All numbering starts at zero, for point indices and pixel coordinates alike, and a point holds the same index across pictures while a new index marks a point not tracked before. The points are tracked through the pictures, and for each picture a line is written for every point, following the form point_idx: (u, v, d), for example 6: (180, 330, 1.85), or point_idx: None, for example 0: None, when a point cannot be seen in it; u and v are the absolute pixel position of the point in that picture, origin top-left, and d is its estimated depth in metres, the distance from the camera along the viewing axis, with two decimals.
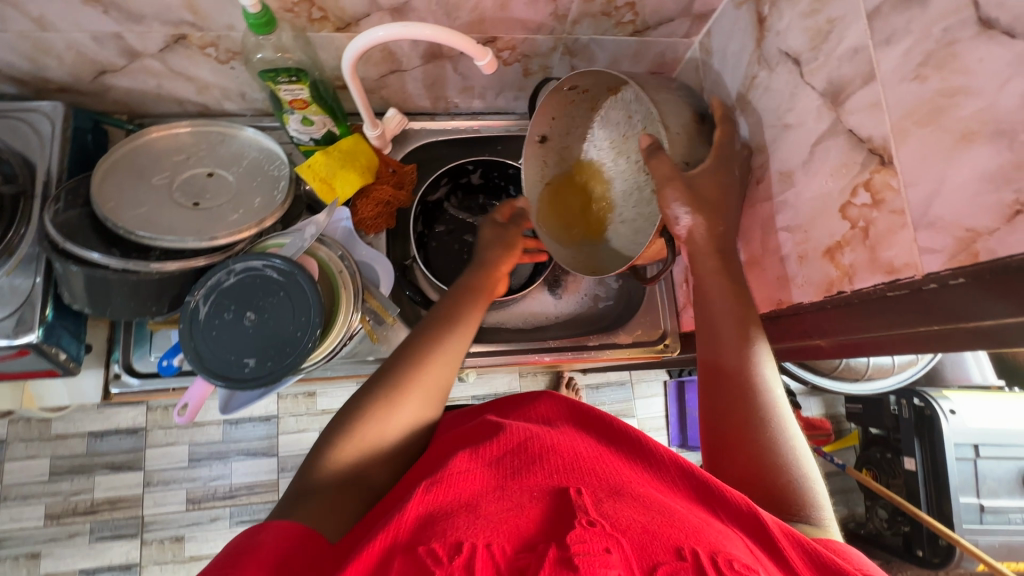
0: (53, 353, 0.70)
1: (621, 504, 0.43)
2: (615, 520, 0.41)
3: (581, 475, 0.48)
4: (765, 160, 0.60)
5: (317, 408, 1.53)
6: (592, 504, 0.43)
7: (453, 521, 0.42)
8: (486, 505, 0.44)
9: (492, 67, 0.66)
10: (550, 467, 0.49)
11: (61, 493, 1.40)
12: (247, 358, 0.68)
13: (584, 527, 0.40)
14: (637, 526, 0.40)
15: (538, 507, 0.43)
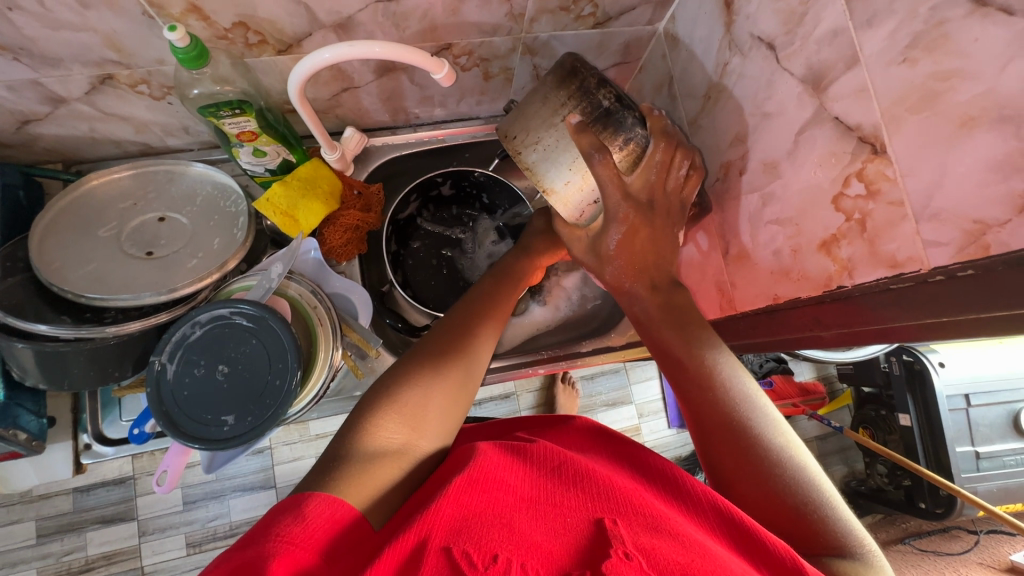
0: (14, 434, 0.64)
1: (658, 543, 0.42)
2: (653, 568, 0.39)
3: (617, 505, 0.46)
4: (747, 150, 0.57)
5: (311, 434, 1.49)
6: (630, 535, 0.43)
7: (488, 536, 0.42)
8: (522, 522, 0.44)
9: (451, 79, 0.63)
10: (585, 496, 0.48)
11: (52, 556, 1.34)
12: (226, 416, 0.64)
13: (619, 569, 0.39)
14: (674, 570, 0.39)
15: (575, 546, 0.42)
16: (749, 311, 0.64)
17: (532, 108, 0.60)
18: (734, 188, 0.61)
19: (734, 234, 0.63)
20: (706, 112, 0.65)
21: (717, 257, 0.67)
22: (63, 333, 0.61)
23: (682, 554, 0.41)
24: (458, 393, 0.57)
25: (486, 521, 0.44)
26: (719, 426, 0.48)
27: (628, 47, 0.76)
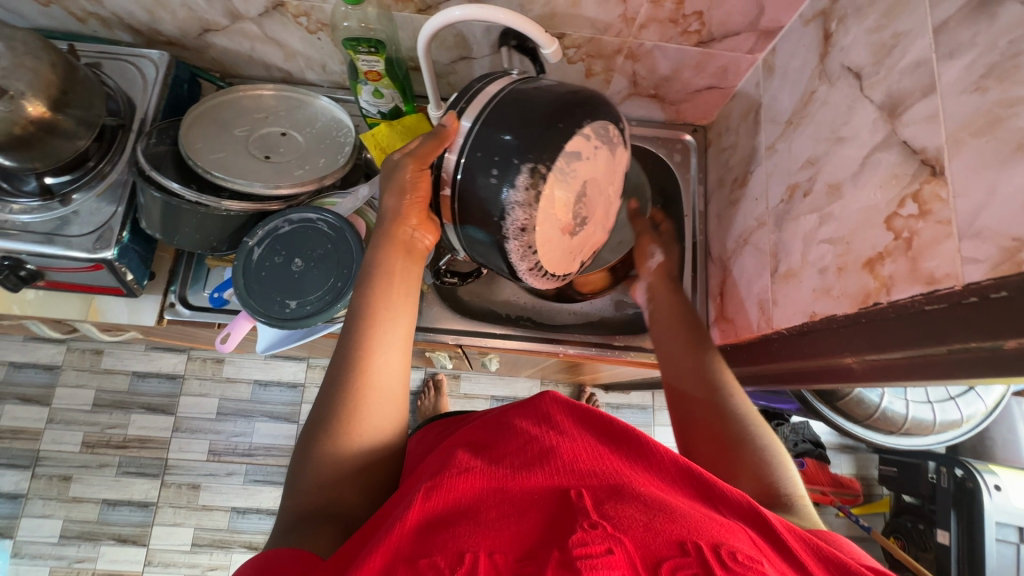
0: (123, 272, 0.76)
1: (622, 496, 0.44)
2: (616, 515, 0.42)
3: (580, 471, 0.48)
4: (816, 173, 0.60)
5: None
6: (593, 504, 0.44)
7: (459, 529, 0.41)
8: (489, 513, 0.43)
9: (559, 56, 0.69)
10: (545, 468, 0.49)
11: (100, 425, 1.50)
12: (289, 300, 0.73)
13: (586, 525, 0.41)
14: (639, 530, 0.40)
15: (537, 507, 0.44)
16: (786, 330, 0.65)
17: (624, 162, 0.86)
18: (796, 208, 0.64)
19: (786, 254, 0.65)
20: (786, 137, 0.68)
21: (766, 276, 0.69)
22: (189, 195, 0.73)
23: (647, 504, 0.43)
24: (380, 440, 0.56)
25: (454, 516, 0.43)
26: (710, 421, 0.61)
27: (725, 72, 0.81)
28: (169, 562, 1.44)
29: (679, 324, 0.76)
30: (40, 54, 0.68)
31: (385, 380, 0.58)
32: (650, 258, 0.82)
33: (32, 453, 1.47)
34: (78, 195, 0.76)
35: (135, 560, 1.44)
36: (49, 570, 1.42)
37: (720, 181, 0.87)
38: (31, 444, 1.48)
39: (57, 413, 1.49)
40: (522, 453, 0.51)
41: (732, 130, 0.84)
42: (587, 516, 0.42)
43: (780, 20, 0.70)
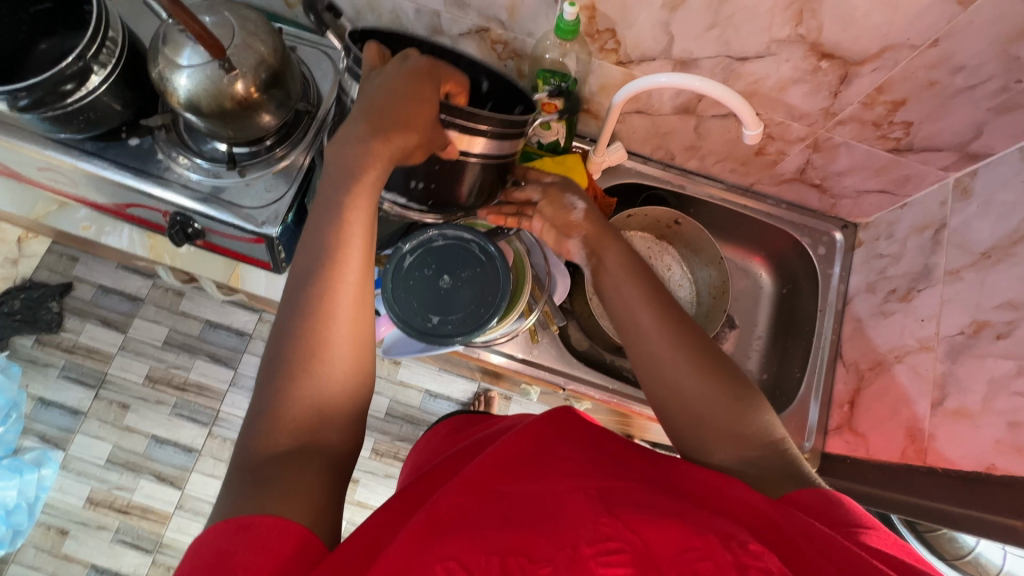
0: (278, 250, 0.79)
1: (630, 497, 0.45)
2: (625, 513, 0.43)
3: (583, 473, 0.48)
4: (1019, 320, 0.57)
5: (396, 377, 1.54)
6: (599, 497, 0.45)
7: (476, 532, 0.42)
8: (502, 514, 0.44)
9: (756, 139, 0.66)
10: (546, 475, 0.48)
11: (166, 363, 1.49)
12: (432, 315, 0.74)
13: (598, 523, 0.42)
14: (651, 526, 0.41)
15: (544, 511, 0.44)
16: (947, 471, 0.62)
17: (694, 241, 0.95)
18: (982, 347, 0.61)
19: (959, 390, 0.62)
20: (978, 268, 0.65)
21: (924, 404, 0.66)
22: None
23: (660, 506, 0.43)
24: (360, 376, 0.50)
25: (463, 515, 0.44)
26: (698, 424, 0.52)
27: (906, 181, 0.78)
28: (199, 511, 1.41)
29: (642, 312, 0.58)
30: (266, 38, 0.72)
31: (342, 322, 0.49)
32: (575, 205, 0.69)
33: (100, 374, 1.46)
34: (259, 169, 0.79)
35: (169, 500, 1.41)
36: (90, 489, 1.40)
37: (868, 287, 0.84)
38: (102, 366, 1.47)
39: (129, 342, 1.49)
40: (521, 453, 0.50)
41: (896, 239, 0.81)
42: (595, 514, 0.43)
43: (992, 148, 0.67)
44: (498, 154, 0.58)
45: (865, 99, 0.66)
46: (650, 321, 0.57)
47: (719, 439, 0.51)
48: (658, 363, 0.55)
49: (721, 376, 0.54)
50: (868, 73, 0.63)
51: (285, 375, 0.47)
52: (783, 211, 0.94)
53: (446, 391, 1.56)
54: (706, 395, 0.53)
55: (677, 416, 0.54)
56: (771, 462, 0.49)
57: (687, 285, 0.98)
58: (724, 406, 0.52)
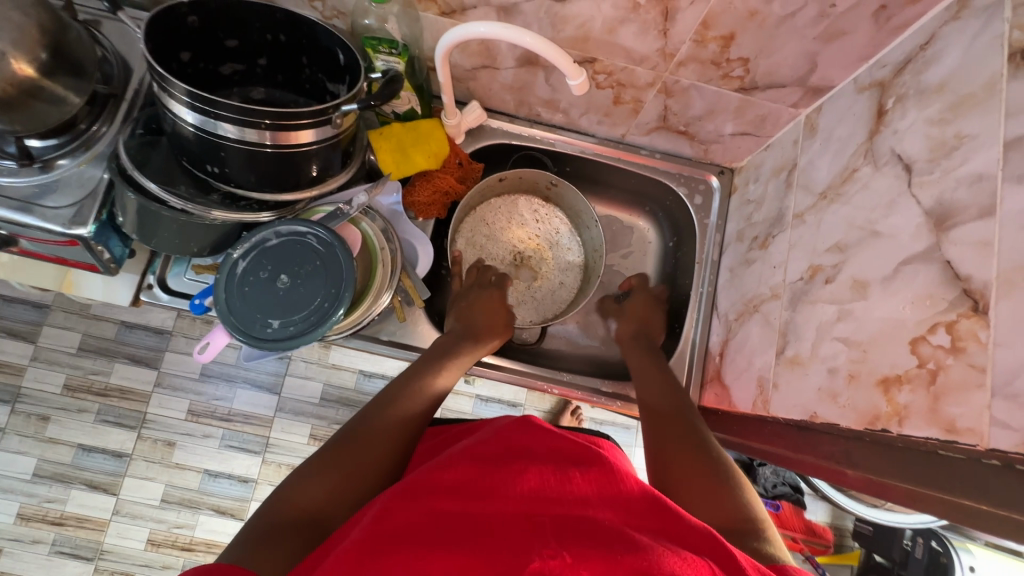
0: (99, 250, 0.74)
1: (581, 528, 0.42)
2: (573, 546, 0.39)
3: (546, 501, 0.46)
4: (842, 262, 0.55)
5: (328, 361, 1.33)
6: (551, 526, 0.42)
7: (408, 550, 0.39)
8: (450, 534, 0.42)
9: (583, 89, 0.63)
10: (507, 496, 0.47)
11: (82, 369, 1.25)
12: (271, 320, 0.69)
13: (543, 555, 0.38)
14: (599, 560, 0.38)
15: (491, 530, 0.42)
16: (782, 419, 0.61)
17: (567, 200, 0.92)
18: (815, 292, 0.59)
19: (796, 338, 0.60)
20: (816, 211, 0.62)
21: (771, 353, 0.65)
22: (172, 201, 0.68)
23: (608, 535, 0.41)
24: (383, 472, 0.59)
25: (405, 531, 0.42)
26: (680, 469, 0.57)
27: (763, 121, 0.74)
28: (137, 514, 1.23)
29: (661, 372, 0.74)
30: (30, 10, 0.63)
31: (382, 435, 0.61)
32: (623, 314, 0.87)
33: (13, 387, 1.23)
34: (62, 163, 0.72)
35: (104, 507, 1.23)
36: (19, 505, 1.21)
37: (738, 234, 0.81)
38: (15, 380, 1.24)
39: (41, 351, 1.24)
40: (481, 474, 0.50)
41: (761, 182, 0.78)
42: (542, 544, 0.39)
43: (831, 80, 0.63)
44: (319, 141, 0.67)
45: (695, 36, 0.61)
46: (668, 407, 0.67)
47: (697, 493, 0.54)
48: (657, 412, 0.67)
49: (711, 451, 0.59)
50: (687, 6, 0.57)
51: (335, 465, 0.56)
52: (658, 160, 0.89)
53: (380, 369, 1.35)
54: (683, 444, 0.60)
55: (666, 469, 0.58)
56: (743, 518, 0.50)
57: (574, 248, 0.96)
58: (712, 465, 0.56)
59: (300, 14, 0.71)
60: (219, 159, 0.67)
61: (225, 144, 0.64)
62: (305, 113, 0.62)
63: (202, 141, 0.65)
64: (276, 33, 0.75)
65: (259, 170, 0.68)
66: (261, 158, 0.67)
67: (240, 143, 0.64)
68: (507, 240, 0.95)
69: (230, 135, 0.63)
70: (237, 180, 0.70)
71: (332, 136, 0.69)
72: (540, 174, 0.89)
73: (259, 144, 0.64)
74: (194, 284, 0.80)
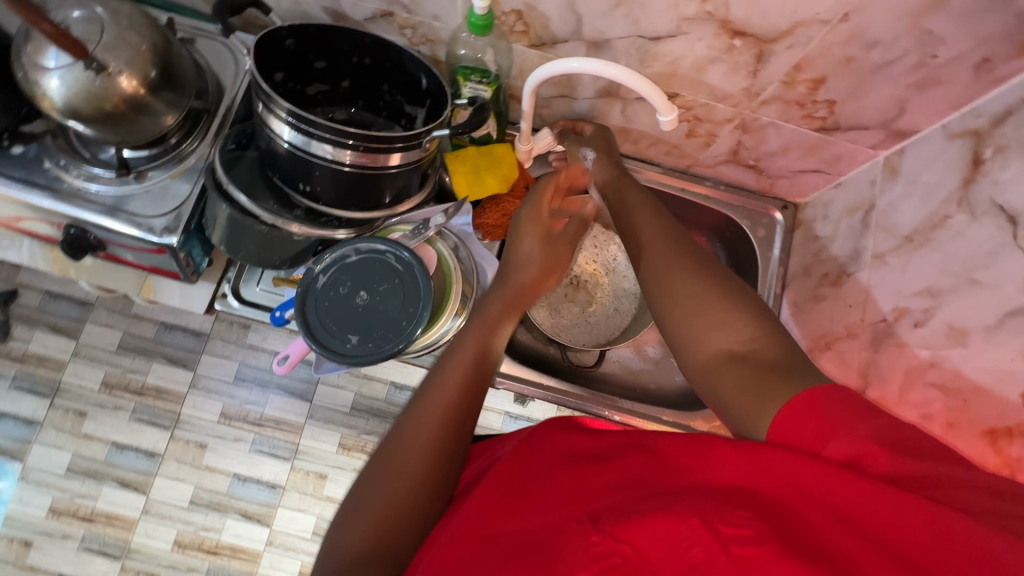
0: (183, 260, 0.76)
1: (617, 506, 0.43)
2: (614, 522, 0.41)
3: (573, 487, 0.47)
4: (934, 307, 0.55)
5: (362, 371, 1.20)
6: (589, 519, 0.43)
7: None
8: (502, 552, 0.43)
9: (673, 125, 0.65)
10: (539, 494, 0.48)
11: (120, 368, 1.17)
12: (350, 335, 0.70)
13: (589, 543, 0.41)
14: (643, 534, 0.39)
15: (539, 542, 0.44)
16: None
17: None
18: (901, 335, 0.59)
19: (879, 380, 0.60)
20: (900, 253, 0.63)
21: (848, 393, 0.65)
22: (261, 215, 0.71)
23: (639, 506, 0.42)
24: (445, 461, 0.47)
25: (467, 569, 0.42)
26: (685, 293, 0.49)
27: (838, 160, 0.75)
28: (165, 516, 1.15)
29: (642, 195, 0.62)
30: (143, 31, 0.66)
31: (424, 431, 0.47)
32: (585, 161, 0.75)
33: (54, 382, 1.16)
34: (155, 174, 0.75)
35: (134, 506, 1.15)
36: (51, 499, 1.14)
37: (804, 269, 0.82)
38: (54, 374, 1.16)
39: (81, 347, 1.17)
40: (515, 472, 0.50)
41: (830, 220, 0.79)
42: (587, 534, 0.42)
43: (916, 125, 0.64)
44: (405, 163, 0.69)
45: (784, 77, 0.63)
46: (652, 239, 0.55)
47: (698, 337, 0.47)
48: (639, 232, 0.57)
49: (708, 276, 0.49)
50: (782, 51, 0.59)
51: (379, 471, 0.46)
52: (721, 192, 0.90)
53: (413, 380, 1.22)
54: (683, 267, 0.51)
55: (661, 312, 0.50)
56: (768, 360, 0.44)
57: (631, 274, 0.96)
58: (717, 286, 0.49)
59: (390, 40, 0.73)
60: (309, 177, 0.69)
61: (316, 163, 0.66)
62: (395, 137, 0.64)
63: (296, 159, 0.67)
64: (362, 56, 0.77)
65: (345, 190, 0.70)
66: (348, 177, 0.68)
67: (330, 164, 0.66)
68: (565, 262, 0.96)
69: (324, 155, 0.65)
70: (323, 198, 0.72)
71: (416, 160, 0.70)
72: None
73: (349, 164, 0.66)
74: (266, 295, 0.82)
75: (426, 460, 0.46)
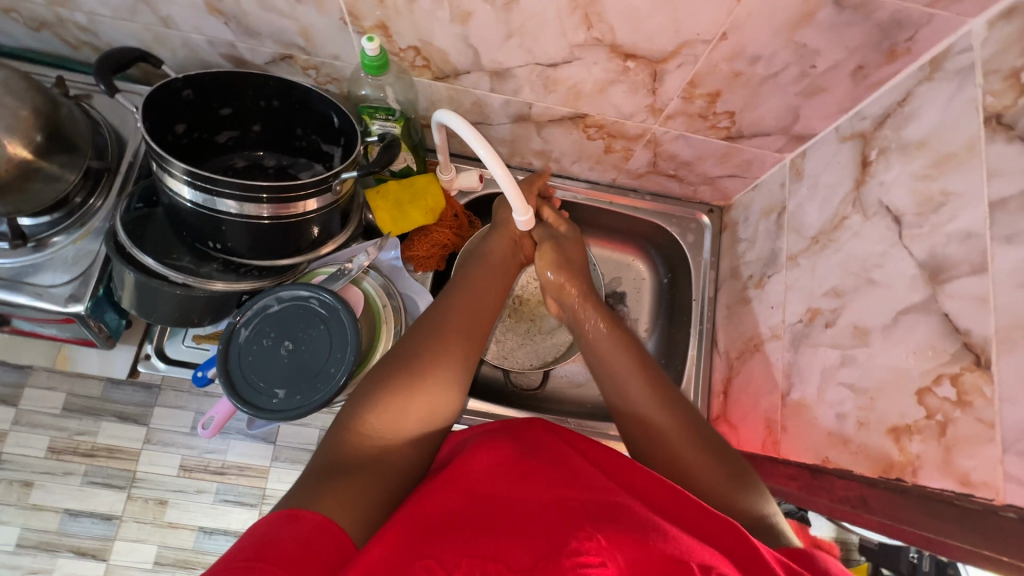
0: (94, 327, 0.73)
1: (617, 513, 0.41)
2: (611, 528, 0.39)
3: (581, 481, 0.46)
4: (839, 307, 0.57)
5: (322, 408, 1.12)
6: (585, 515, 0.41)
7: (450, 537, 0.40)
8: (494, 514, 0.43)
9: (530, 223, 0.67)
10: (541, 479, 0.46)
11: (66, 432, 1.06)
12: (277, 389, 0.68)
13: (580, 532, 0.38)
14: (639, 552, 0.37)
15: (525, 519, 0.42)
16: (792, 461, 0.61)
17: None
18: (816, 336, 0.60)
19: (800, 379, 0.62)
20: (810, 254, 0.64)
21: (776, 395, 0.66)
22: (172, 277, 0.69)
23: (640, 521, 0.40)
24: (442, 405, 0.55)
25: (446, 525, 0.42)
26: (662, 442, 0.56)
27: (750, 164, 0.77)
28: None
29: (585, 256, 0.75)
30: (24, 96, 0.62)
31: (430, 390, 0.55)
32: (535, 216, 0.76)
33: None
34: (56, 241, 0.71)
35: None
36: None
37: (733, 271, 0.83)
38: None
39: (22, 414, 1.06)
40: (522, 457, 0.48)
41: (750, 222, 0.81)
42: (576, 522, 0.40)
43: (813, 129, 0.66)
44: (321, 208, 0.68)
45: (683, 94, 0.64)
46: (643, 392, 0.59)
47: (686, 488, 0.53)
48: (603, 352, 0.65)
49: (705, 441, 0.55)
50: (674, 69, 0.60)
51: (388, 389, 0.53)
52: (648, 202, 0.91)
53: None
54: (658, 418, 0.57)
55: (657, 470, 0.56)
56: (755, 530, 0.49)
57: None
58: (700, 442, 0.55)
59: (293, 81, 0.72)
60: (218, 232, 0.67)
61: (224, 217, 0.64)
62: (305, 184, 0.62)
63: (202, 216, 0.65)
64: (269, 100, 0.75)
65: (259, 241, 0.68)
66: (260, 229, 0.66)
67: (239, 218, 0.64)
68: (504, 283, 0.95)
69: (229, 210, 0.63)
70: (240, 252, 0.71)
71: (332, 202, 0.69)
72: None
73: (259, 216, 0.64)
74: (193, 352, 0.79)
75: (436, 391, 0.55)
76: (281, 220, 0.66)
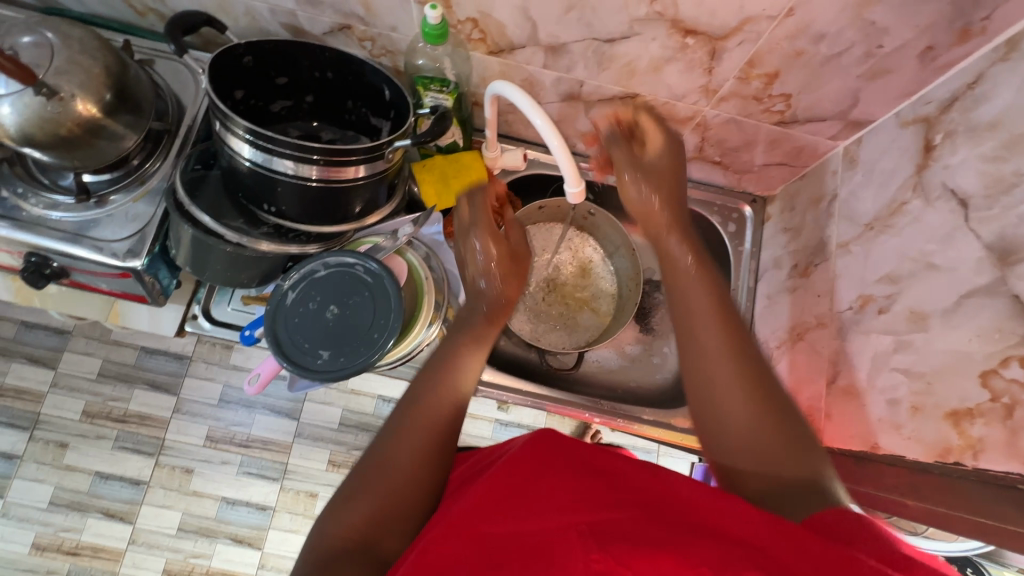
0: (149, 283, 0.75)
1: (622, 530, 0.38)
2: (619, 548, 0.36)
3: (582, 500, 0.42)
4: (895, 293, 0.56)
5: (348, 386, 1.14)
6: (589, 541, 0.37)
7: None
8: (497, 549, 0.39)
9: (580, 198, 0.67)
10: (540, 509, 0.42)
11: (101, 397, 1.10)
12: (321, 350, 0.70)
13: (589, 561, 0.36)
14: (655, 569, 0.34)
15: (527, 550, 0.38)
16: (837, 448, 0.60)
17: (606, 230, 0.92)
18: (867, 322, 0.59)
19: (848, 367, 0.61)
20: (862, 241, 0.63)
21: (820, 383, 0.65)
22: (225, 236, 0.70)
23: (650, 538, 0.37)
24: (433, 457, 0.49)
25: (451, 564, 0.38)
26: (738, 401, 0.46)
27: (800, 151, 0.76)
28: (155, 544, 1.08)
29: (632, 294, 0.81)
30: (95, 54, 0.65)
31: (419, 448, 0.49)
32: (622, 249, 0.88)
33: (32, 415, 1.08)
34: (116, 198, 0.73)
35: (121, 537, 1.07)
36: (34, 535, 1.06)
37: (775, 262, 0.82)
38: (33, 407, 1.09)
39: (60, 377, 1.10)
40: (512, 484, 0.45)
41: (796, 212, 0.80)
42: (585, 551, 0.37)
43: (872, 114, 0.65)
44: (370, 176, 0.69)
45: (739, 74, 0.63)
46: (727, 353, 0.48)
47: (745, 446, 0.45)
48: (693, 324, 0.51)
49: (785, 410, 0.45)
50: (734, 47, 0.60)
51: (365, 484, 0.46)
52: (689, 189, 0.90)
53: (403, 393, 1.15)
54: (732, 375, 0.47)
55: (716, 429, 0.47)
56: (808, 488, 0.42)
57: (609, 277, 0.95)
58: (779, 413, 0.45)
59: (349, 52, 0.73)
60: (273, 194, 0.68)
61: (278, 178, 0.65)
62: (359, 150, 0.63)
63: (258, 176, 0.66)
64: (324, 71, 0.77)
65: (309, 206, 0.70)
66: (312, 192, 0.67)
67: (293, 180, 0.65)
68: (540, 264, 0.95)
69: (286, 171, 0.64)
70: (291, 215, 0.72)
71: (381, 172, 0.70)
72: (587, 204, 0.90)
73: (311, 178, 0.65)
74: (237, 314, 0.81)
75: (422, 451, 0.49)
76: (330, 184, 0.67)
